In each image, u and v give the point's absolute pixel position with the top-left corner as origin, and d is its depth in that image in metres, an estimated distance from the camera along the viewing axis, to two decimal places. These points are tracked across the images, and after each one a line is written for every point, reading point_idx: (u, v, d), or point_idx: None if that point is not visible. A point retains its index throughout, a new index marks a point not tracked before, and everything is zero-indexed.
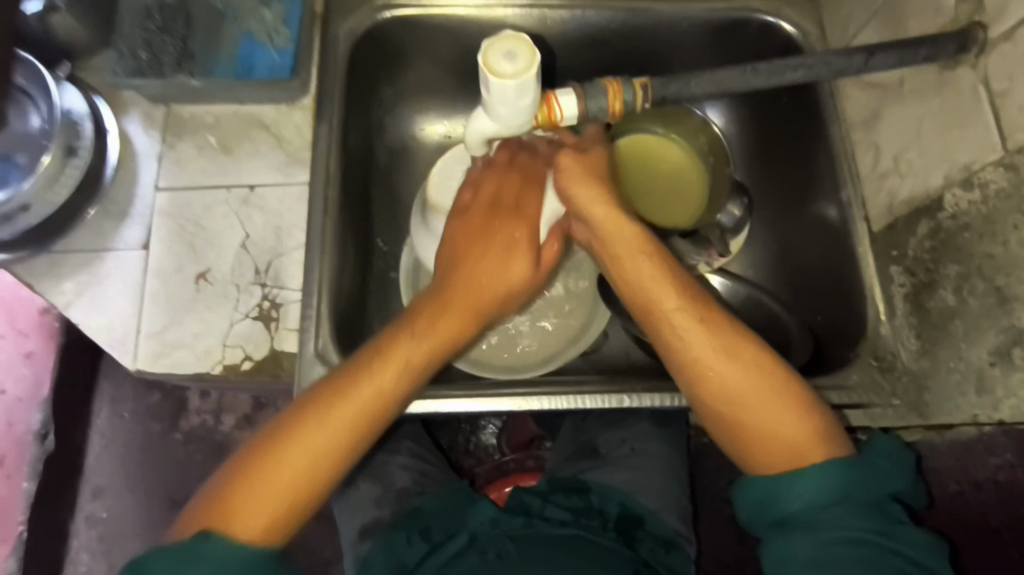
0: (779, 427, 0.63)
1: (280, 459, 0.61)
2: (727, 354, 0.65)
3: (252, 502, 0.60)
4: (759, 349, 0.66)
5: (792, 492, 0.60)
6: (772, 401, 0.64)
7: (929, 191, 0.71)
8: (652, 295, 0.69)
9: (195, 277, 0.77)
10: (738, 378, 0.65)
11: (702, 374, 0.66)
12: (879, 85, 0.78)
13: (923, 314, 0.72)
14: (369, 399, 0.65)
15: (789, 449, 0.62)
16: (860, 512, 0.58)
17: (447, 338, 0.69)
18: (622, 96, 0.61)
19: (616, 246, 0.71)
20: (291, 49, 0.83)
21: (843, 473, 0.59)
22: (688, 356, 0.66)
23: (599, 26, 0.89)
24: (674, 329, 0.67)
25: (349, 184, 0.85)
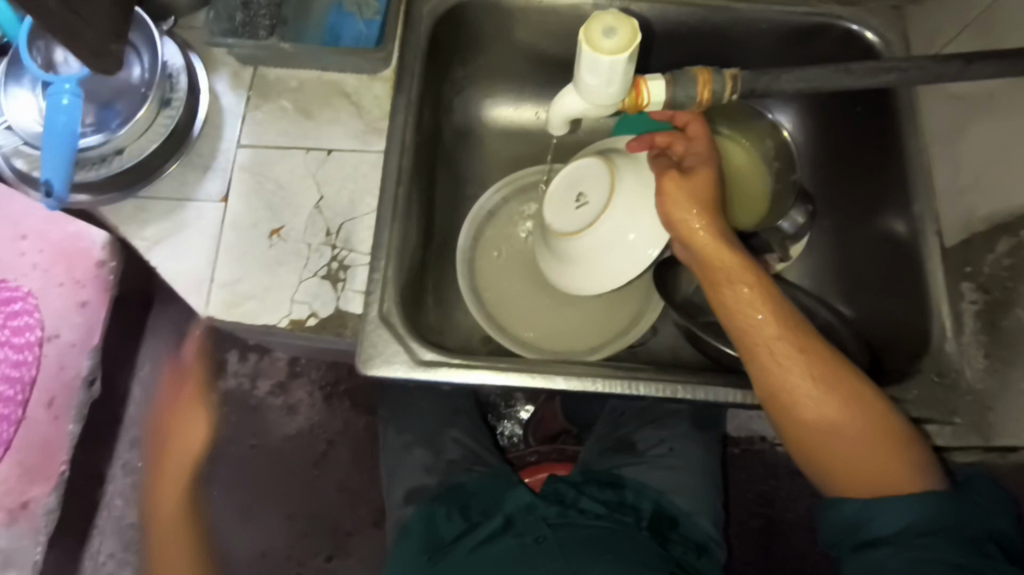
0: (871, 460, 0.65)
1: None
2: (827, 389, 0.66)
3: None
4: (855, 381, 0.67)
5: (886, 516, 0.64)
6: (870, 435, 0.66)
7: (1013, 209, 0.70)
8: (754, 323, 0.68)
9: (271, 233, 0.79)
10: (839, 414, 0.66)
11: (801, 413, 0.66)
12: (965, 99, 0.77)
13: (995, 333, 0.72)
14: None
15: (886, 480, 0.65)
16: (954, 540, 0.63)
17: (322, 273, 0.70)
18: (711, 86, 0.62)
19: (718, 268, 0.71)
20: (379, 20, 0.86)
21: (938, 502, 0.64)
22: (786, 388, 0.67)
23: (678, 22, 0.89)
24: (779, 367, 0.67)
25: (421, 157, 0.87)
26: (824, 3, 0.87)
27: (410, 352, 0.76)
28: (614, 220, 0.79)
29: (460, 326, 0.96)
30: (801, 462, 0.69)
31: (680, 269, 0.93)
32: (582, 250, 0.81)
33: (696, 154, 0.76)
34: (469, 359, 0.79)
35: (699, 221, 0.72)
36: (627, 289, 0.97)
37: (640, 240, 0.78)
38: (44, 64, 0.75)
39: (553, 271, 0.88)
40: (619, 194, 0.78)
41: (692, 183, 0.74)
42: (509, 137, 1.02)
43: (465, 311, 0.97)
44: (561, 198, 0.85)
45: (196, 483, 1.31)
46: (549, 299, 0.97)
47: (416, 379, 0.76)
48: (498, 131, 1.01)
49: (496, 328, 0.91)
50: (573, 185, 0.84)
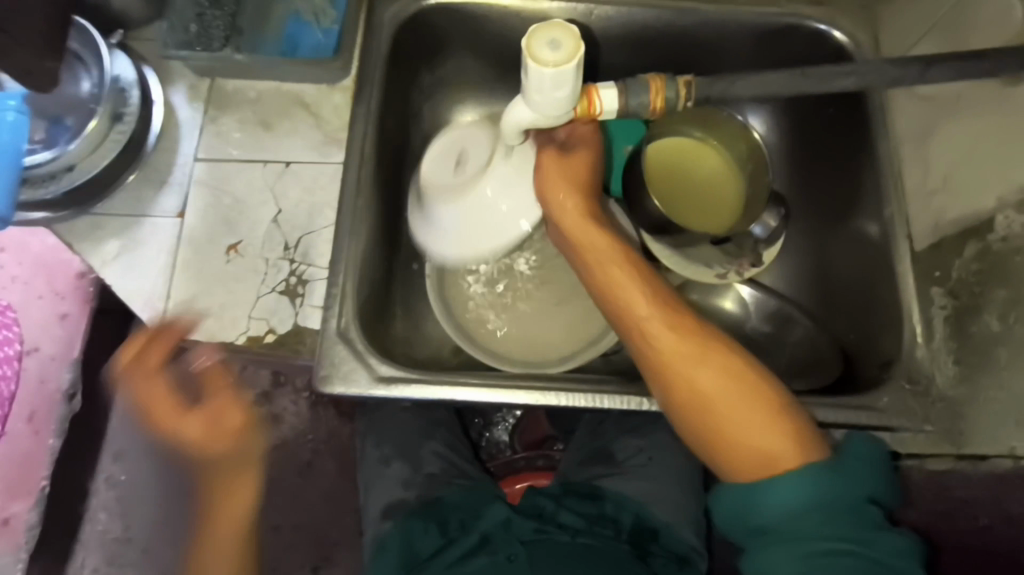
0: (758, 441, 0.61)
1: (203, 552, 0.73)
2: (703, 365, 0.65)
3: (222, 561, 0.73)
4: (727, 354, 0.65)
5: (770, 504, 0.58)
6: (754, 413, 0.63)
7: (980, 211, 0.69)
8: (623, 300, 0.69)
9: (229, 248, 0.78)
10: (721, 389, 0.64)
11: (689, 395, 0.65)
12: (932, 99, 0.76)
13: (963, 339, 0.70)
14: (235, 518, 0.72)
15: (765, 461, 0.61)
16: (841, 516, 0.57)
17: (240, 500, 0.72)
18: (664, 92, 0.60)
19: (586, 250, 0.71)
20: (336, 29, 0.84)
21: (814, 477, 0.58)
22: (681, 373, 0.65)
23: (645, 24, 0.88)
24: (654, 346, 0.67)
25: (383, 165, 0.86)
26: (791, 3, 0.86)
27: (368, 368, 0.74)
28: (495, 181, 0.74)
29: (430, 337, 0.95)
30: (701, 452, 0.65)
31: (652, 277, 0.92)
32: (450, 215, 0.76)
33: (574, 127, 0.74)
34: (429, 378, 0.76)
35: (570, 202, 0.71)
36: (598, 299, 0.96)
37: (511, 210, 0.73)
38: None
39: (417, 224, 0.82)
40: (489, 169, 0.74)
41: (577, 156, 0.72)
42: None
43: (435, 322, 0.96)
44: (444, 153, 0.82)
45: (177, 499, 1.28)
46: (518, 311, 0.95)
47: (375, 396, 0.74)
48: None
49: (466, 339, 0.90)
50: (453, 148, 0.81)
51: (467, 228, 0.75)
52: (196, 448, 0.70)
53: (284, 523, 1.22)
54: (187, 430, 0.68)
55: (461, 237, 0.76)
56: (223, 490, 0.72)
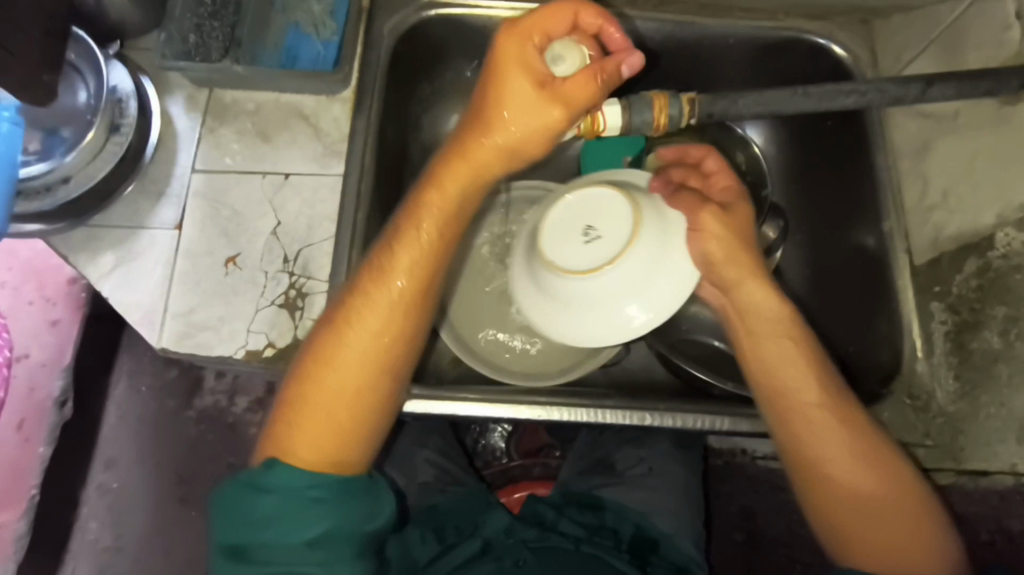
0: (901, 537, 0.66)
1: (327, 366, 0.68)
2: (852, 454, 0.67)
3: (314, 433, 0.67)
4: (879, 445, 0.68)
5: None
6: (901, 512, 0.67)
7: (979, 229, 0.69)
8: (788, 381, 0.69)
9: (226, 262, 0.77)
10: (864, 478, 0.67)
11: (826, 479, 0.68)
12: (932, 115, 0.76)
13: (964, 355, 0.70)
14: (354, 356, 0.69)
15: (902, 553, 0.66)
16: None
17: (374, 334, 0.69)
18: (667, 110, 0.61)
19: (750, 322, 0.72)
20: (335, 41, 0.83)
21: None
22: (809, 454, 0.68)
23: (646, 37, 0.88)
24: (807, 424, 0.68)
25: (382, 176, 0.85)
26: (791, 18, 0.86)
27: None
28: (632, 263, 0.70)
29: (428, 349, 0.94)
30: (823, 528, 0.69)
31: None
32: (570, 293, 0.73)
33: (724, 191, 0.76)
34: (430, 393, 0.78)
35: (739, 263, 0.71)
36: None
37: (642, 312, 0.71)
38: None
39: (530, 308, 0.77)
40: (640, 238, 0.70)
41: (456, 167, 0.67)
42: None
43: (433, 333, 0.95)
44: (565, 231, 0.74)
45: (167, 508, 1.27)
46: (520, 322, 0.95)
47: None
48: None
49: (466, 351, 0.90)
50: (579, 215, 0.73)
51: (586, 309, 0.73)
52: (319, 346, 0.69)
53: None
54: (341, 354, 0.69)
55: (575, 332, 0.74)
56: (322, 362, 0.69)
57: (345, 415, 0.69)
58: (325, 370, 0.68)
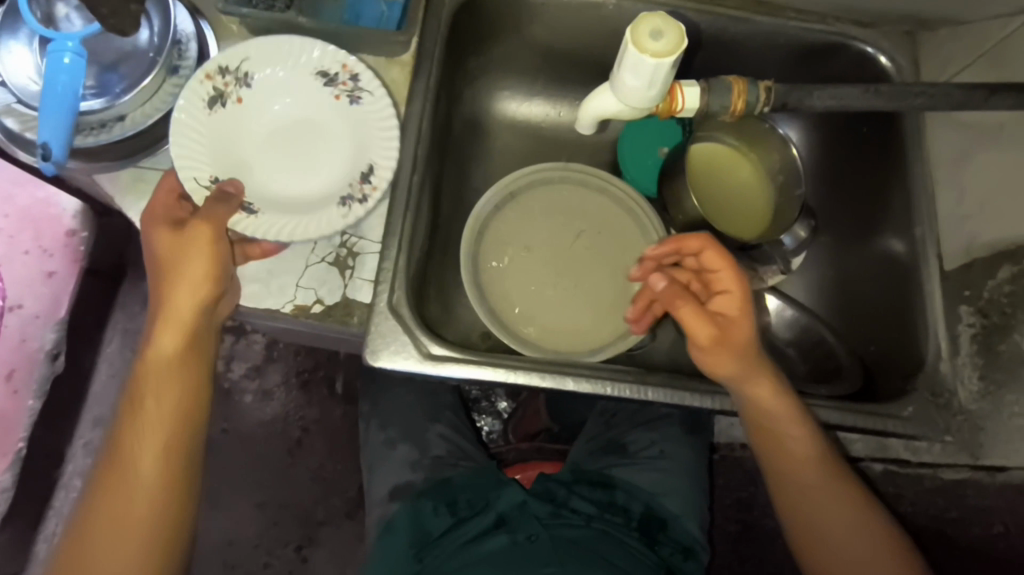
0: None
1: (128, 473, 0.69)
2: (846, 522, 0.74)
3: (115, 519, 0.68)
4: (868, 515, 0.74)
5: None
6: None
7: (1016, 238, 0.74)
8: (792, 468, 0.74)
9: (283, 188, 0.76)
10: (855, 547, 0.73)
11: (819, 548, 0.75)
12: (971, 126, 0.80)
13: (991, 356, 0.75)
14: (167, 405, 0.71)
15: None
16: None
17: (169, 389, 0.71)
18: (745, 97, 0.62)
19: (766, 423, 0.73)
20: (401, 1, 0.81)
21: None
22: (807, 525, 0.75)
23: (700, 29, 0.89)
24: (804, 501, 0.75)
25: (433, 143, 0.86)
26: (839, 23, 0.89)
27: (419, 345, 0.74)
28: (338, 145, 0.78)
29: (461, 321, 0.96)
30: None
31: None
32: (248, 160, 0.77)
33: (727, 287, 0.73)
34: (485, 357, 0.77)
35: (757, 392, 0.72)
36: (628, 293, 0.98)
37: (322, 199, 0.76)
38: (44, 18, 0.70)
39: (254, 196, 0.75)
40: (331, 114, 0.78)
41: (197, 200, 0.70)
42: (517, 132, 1.04)
43: (465, 307, 0.97)
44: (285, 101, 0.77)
45: None
46: (546, 304, 0.96)
47: (429, 374, 0.74)
48: (505, 127, 1.04)
49: (498, 325, 0.91)
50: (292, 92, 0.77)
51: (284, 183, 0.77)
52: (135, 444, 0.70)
53: (269, 501, 1.29)
54: (163, 348, 0.70)
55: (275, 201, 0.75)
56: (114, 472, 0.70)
57: (149, 497, 0.70)
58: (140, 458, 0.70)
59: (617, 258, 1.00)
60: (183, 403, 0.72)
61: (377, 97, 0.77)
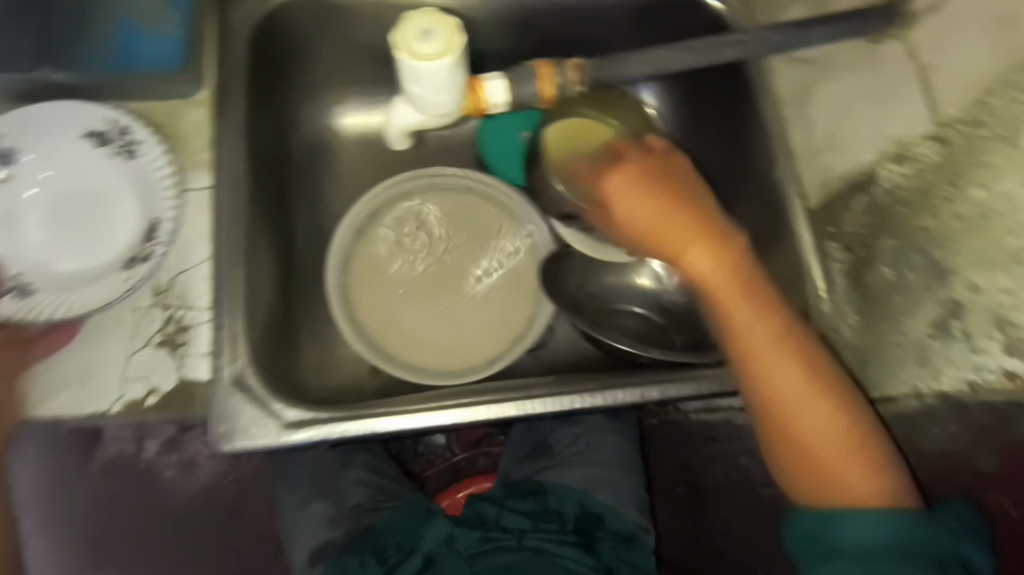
0: (853, 482, 0.59)
1: None
2: (812, 392, 0.61)
3: None
4: (833, 382, 0.61)
5: (843, 531, 0.57)
6: (850, 454, 0.59)
7: (863, 167, 0.69)
8: (737, 289, 0.62)
9: (58, 267, 0.67)
10: (814, 417, 0.60)
11: (782, 408, 0.61)
12: (807, 61, 0.77)
13: (863, 290, 0.70)
14: None
15: (849, 494, 0.59)
16: (911, 561, 0.55)
17: None
18: (554, 79, 0.58)
19: (701, 269, 0.62)
20: (177, 34, 0.73)
21: (912, 524, 0.56)
22: (772, 396, 0.61)
23: (527, 4, 0.81)
24: (761, 356, 0.61)
25: (258, 179, 0.76)
26: None
27: (273, 415, 0.66)
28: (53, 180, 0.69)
29: (345, 361, 0.88)
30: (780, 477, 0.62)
31: (567, 263, 0.90)
32: None
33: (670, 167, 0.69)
34: (346, 413, 0.69)
35: (697, 237, 0.63)
36: (516, 292, 0.92)
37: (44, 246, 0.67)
38: None
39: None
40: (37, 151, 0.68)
41: None
42: (366, 147, 0.93)
43: (346, 344, 0.88)
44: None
45: None
46: (432, 324, 0.89)
47: (291, 443, 0.66)
48: (352, 141, 0.92)
49: (383, 359, 0.84)
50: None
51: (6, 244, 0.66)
52: None
53: None
54: None
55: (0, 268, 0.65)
56: None
57: None
58: None
59: (499, 253, 0.93)
60: None
61: (153, 147, 0.69)
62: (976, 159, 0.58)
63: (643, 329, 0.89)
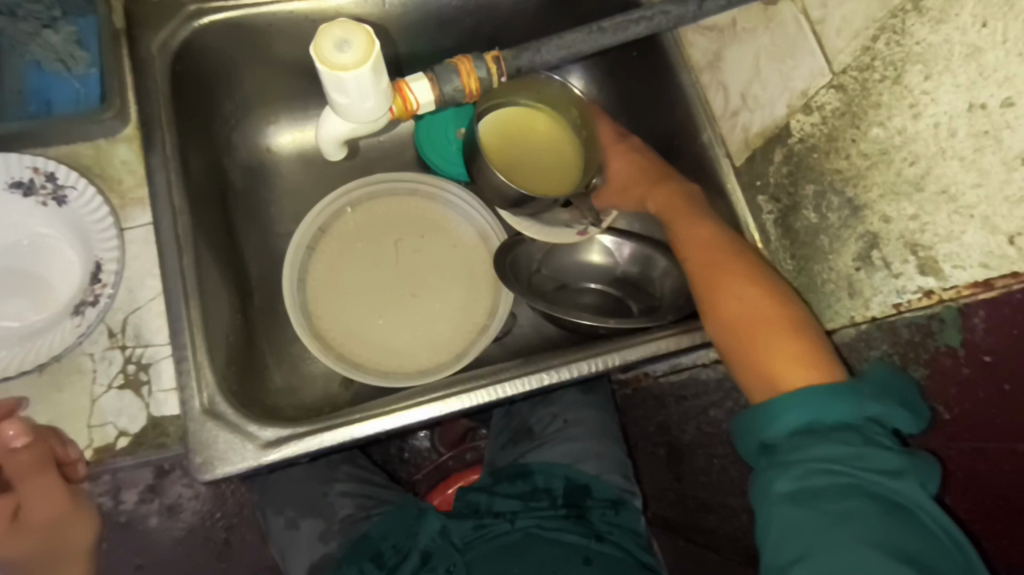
0: (777, 354, 0.63)
1: None
2: (737, 277, 0.69)
3: None
4: (760, 272, 0.70)
5: (776, 416, 0.58)
6: (774, 330, 0.64)
7: (777, 120, 0.74)
8: (668, 208, 0.80)
9: (6, 323, 0.65)
10: (738, 299, 0.68)
11: (712, 293, 0.70)
12: (715, 28, 0.81)
13: (792, 236, 0.73)
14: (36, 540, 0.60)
15: (778, 368, 0.62)
16: (841, 432, 0.56)
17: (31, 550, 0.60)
18: (476, 73, 0.60)
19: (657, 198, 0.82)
20: (96, 74, 0.73)
21: (832, 390, 0.57)
22: (703, 285, 0.71)
23: (441, 4, 0.82)
24: (694, 253, 0.74)
25: (198, 209, 0.75)
26: None
27: (248, 437, 0.66)
28: None
29: (315, 376, 0.88)
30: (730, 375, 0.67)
31: (520, 250, 0.92)
32: None
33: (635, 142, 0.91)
34: (319, 424, 0.70)
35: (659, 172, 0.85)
36: (475, 285, 0.94)
37: None
38: None
39: None
40: None
41: None
42: (307, 162, 0.94)
43: (314, 359, 0.89)
44: None
45: None
46: (396, 327, 0.91)
47: (269, 462, 0.66)
48: (292, 159, 0.93)
49: (353, 368, 0.85)
50: None
51: None
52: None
53: None
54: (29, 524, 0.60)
55: None
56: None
57: None
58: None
59: (450, 247, 0.95)
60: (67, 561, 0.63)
61: (83, 190, 0.67)
62: (870, 100, 0.63)
63: (600, 302, 0.93)
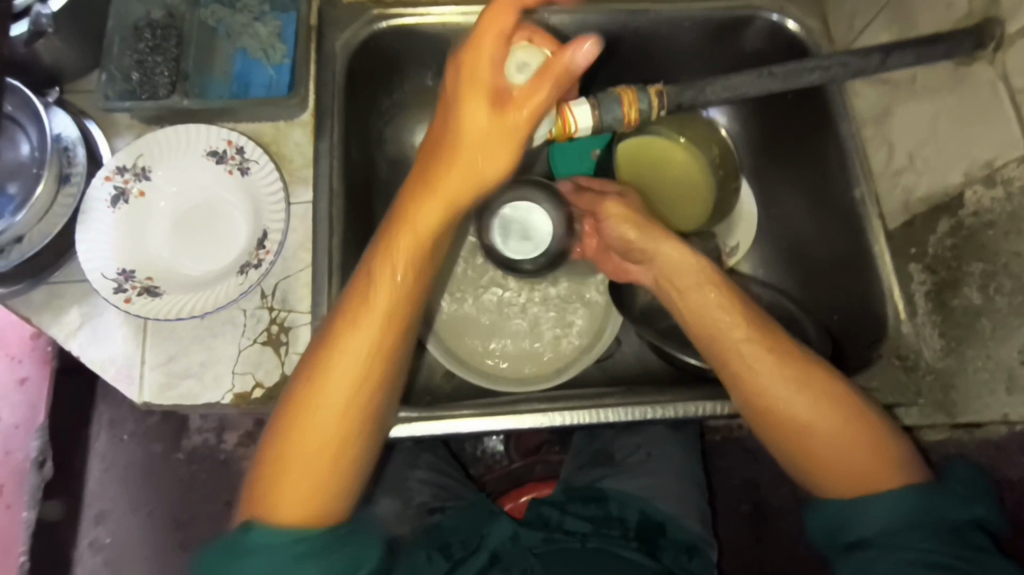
0: (853, 457, 0.61)
1: (286, 473, 0.59)
2: (795, 377, 0.64)
3: (292, 494, 0.58)
4: (826, 375, 0.64)
5: (864, 518, 0.59)
6: (860, 434, 0.61)
7: (948, 189, 0.68)
8: (693, 296, 0.69)
9: (185, 272, 0.75)
10: (804, 404, 0.63)
11: (773, 401, 0.64)
12: (889, 82, 0.75)
13: (946, 312, 0.70)
14: (346, 376, 0.60)
15: (864, 478, 0.61)
16: (936, 535, 0.56)
17: (356, 387, 0.61)
18: (637, 105, 0.62)
19: (680, 278, 0.70)
20: (288, 64, 0.82)
21: (918, 497, 0.58)
22: (763, 389, 0.64)
23: (601, 29, 0.84)
24: (733, 347, 0.66)
25: (352, 194, 0.82)
26: None
27: None
28: None
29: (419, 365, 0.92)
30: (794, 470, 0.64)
31: None
32: None
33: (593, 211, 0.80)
34: (431, 413, 0.77)
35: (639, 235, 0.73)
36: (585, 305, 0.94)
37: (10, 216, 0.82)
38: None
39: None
40: None
41: None
42: None
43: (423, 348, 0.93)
44: None
45: (172, 553, 1.17)
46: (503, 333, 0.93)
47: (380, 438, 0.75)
48: None
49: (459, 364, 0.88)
50: None
51: None
52: (308, 441, 0.59)
53: None
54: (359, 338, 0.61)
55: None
56: (288, 437, 0.60)
57: (314, 491, 0.59)
58: (302, 438, 0.59)
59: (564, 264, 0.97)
60: (354, 400, 0.61)
61: (263, 164, 0.76)
62: None
63: None
